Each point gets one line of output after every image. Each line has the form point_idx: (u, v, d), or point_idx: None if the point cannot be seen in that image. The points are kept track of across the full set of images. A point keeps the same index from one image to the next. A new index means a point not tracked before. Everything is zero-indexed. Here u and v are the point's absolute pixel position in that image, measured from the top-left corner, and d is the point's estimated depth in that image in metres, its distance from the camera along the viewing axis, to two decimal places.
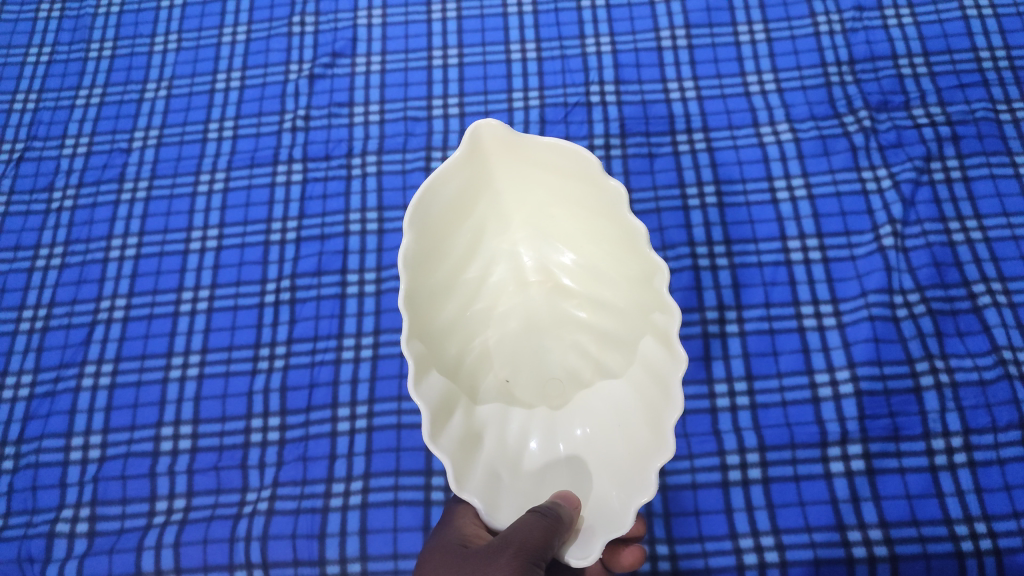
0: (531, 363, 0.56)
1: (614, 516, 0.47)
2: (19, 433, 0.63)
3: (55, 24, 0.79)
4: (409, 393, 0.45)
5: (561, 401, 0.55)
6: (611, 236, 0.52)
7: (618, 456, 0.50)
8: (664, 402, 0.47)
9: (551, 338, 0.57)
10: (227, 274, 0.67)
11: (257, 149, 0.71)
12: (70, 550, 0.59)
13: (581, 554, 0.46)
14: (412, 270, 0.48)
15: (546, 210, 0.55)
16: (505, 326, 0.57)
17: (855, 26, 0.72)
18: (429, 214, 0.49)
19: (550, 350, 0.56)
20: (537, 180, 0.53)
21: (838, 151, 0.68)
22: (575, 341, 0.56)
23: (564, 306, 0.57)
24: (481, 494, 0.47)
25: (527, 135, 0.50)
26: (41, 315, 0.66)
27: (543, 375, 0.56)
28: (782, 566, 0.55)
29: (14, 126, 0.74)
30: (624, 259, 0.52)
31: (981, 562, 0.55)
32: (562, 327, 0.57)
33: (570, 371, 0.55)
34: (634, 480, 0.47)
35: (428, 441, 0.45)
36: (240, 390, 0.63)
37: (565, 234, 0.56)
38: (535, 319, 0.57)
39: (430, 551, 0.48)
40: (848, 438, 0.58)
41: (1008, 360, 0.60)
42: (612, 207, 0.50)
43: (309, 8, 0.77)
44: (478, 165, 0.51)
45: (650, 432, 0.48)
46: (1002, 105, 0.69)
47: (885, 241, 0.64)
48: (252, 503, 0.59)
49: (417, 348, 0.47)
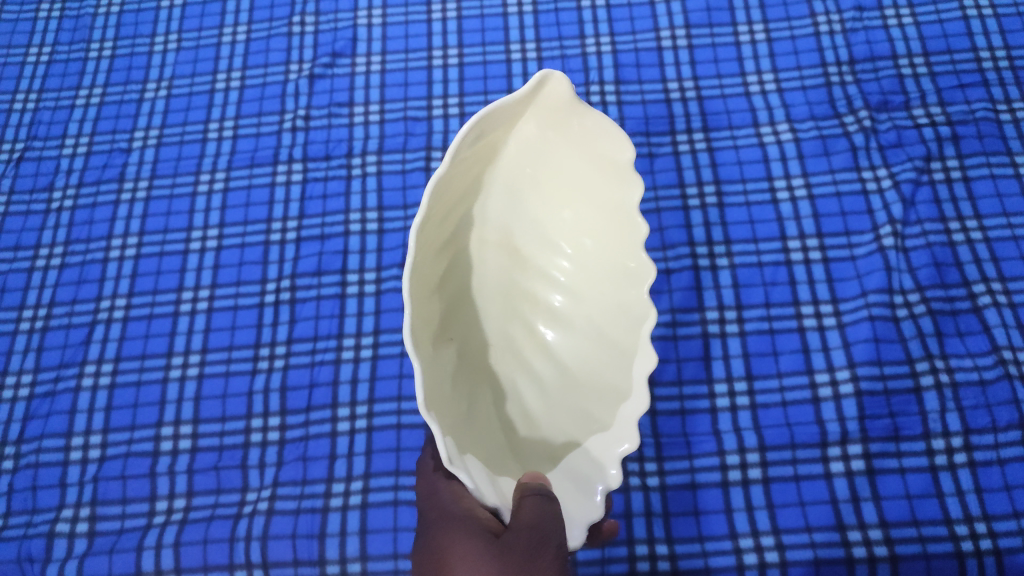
0: (469, 325, 0.50)
1: (575, 505, 0.45)
2: (18, 432, 0.63)
3: (55, 23, 0.79)
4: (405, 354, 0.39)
5: (489, 375, 0.49)
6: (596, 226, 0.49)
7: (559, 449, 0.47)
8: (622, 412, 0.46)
9: (496, 306, 0.50)
10: (227, 274, 0.67)
11: (257, 149, 0.71)
12: (70, 550, 0.59)
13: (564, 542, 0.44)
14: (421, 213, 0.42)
15: (538, 169, 0.49)
16: (452, 282, 0.49)
17: (855, 26, 0.72)
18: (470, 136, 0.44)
19: (490, 318, 0.50)
20: (552, 145, 0.48)
21: (838, 151, 0.68)
22: (518, 317, 0.51)
23: (519, 279, 0.51)
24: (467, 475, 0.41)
25: (585, 106, 0.47)
26: (41, 315, 0.66)
27: (478, 343, 0.50)
28: (782, 566, 0.55)
29: (14, 126, 0.74)
30: (602, 250, 0.48)
31: (981, 563, 0.54)
32: (507, 297, 0.51)
33: (505, 341, 0.50)
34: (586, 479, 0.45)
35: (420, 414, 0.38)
36: (240, 390, 0.63)
37: (542, 197, 0.50)
38: (485, 283, 0.50)
39: (440, 527, 0.43)
40: (848, 438, 0.58)
41: (1008, 360, 0.60)
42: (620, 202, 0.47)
43: (309, 7, 0.77)
44: (515, 108, 0.46)
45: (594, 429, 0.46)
46: (1003, 105, 0.69)
47: (885, 241, 0.64)
48: (252, 503, 0.59)
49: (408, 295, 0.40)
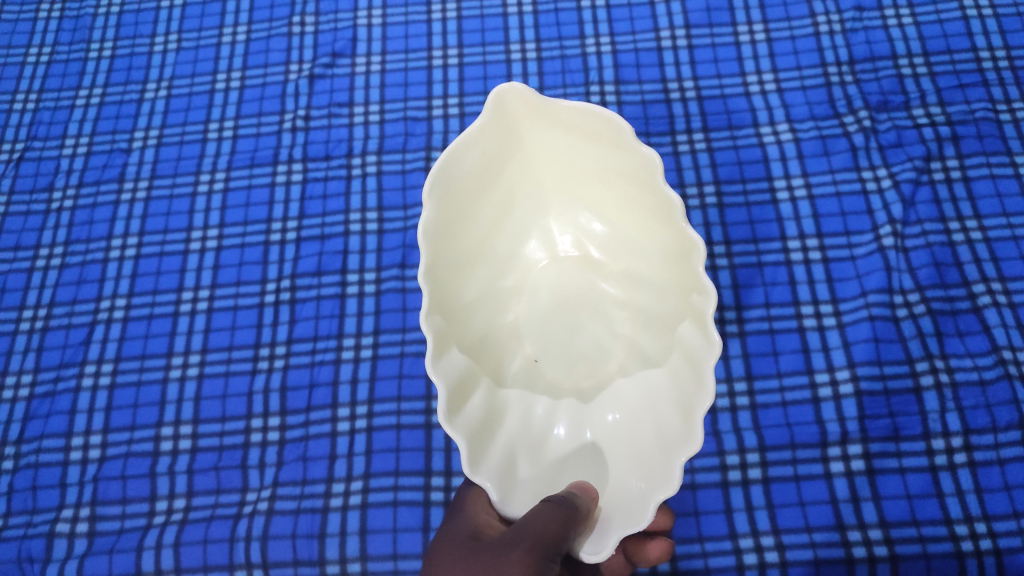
0: (559, 339, 0.55)
1: (630, 512, 0.46)
2: (18, 433, 0.63)
3: (55, 24, 0.79)
4: (427, 370, 0.45)
5: (591, 379, 0.54)
6: (648, 210, 0.51)
7: (644, 442, 0.50)
8: (695, 389, 0.45)
9: (586, 311, 0.56)
10: (227, 274, 0.67)
11: (257, 149, 0.71)
12: (70, 550, 0.59)
13: (595, 548, 0.45)
14: (434, 243, 0.48)
15: (573, 172, 0.54)
16: (533, 301, 0.56)
17: (855, 26, 0.72)
18: (445, 183, 0.48)
19: (579, 325, 0.56)
20: (569, 146, 0.52)
21: (838, 151, 0.68)
22: (606, 317, 0.56)
23: (602, 282, 0.56)
24: (495, 479, 0.47)
25: (555, 99, 0.48)
26: (41, 315, 0.66)
27: (572, 352, 0.55)
28: (782, 566, 0.55)
29: (15, 126, 0.74)
30: (660, 232, 0.51)
31: (981, 562, 0.55)
32: (597, 300, 0.56)
33: (596, 347, 0.55)
34: (658, 472, 0.46)
35: (443, 419, 0.44)
36: (240, 390, 0.63)
37: (595, 202, 0.55)
38: (566, 293, 0.57)
39: (441, 533, 0.50)
40: (848, 438, 0.58)
41: (1008, 360, 0.60)
42: (648, 174, 0.48)
43: (309, 8, 0.77)
44: (505, 130, 0.50)
45: (679, 422, 0.47)
46: (1003, 105, 0.69)
47: (884, 241, 0.64)
48: (252, 503, 0.59)
49: (439, 322, 0.47)
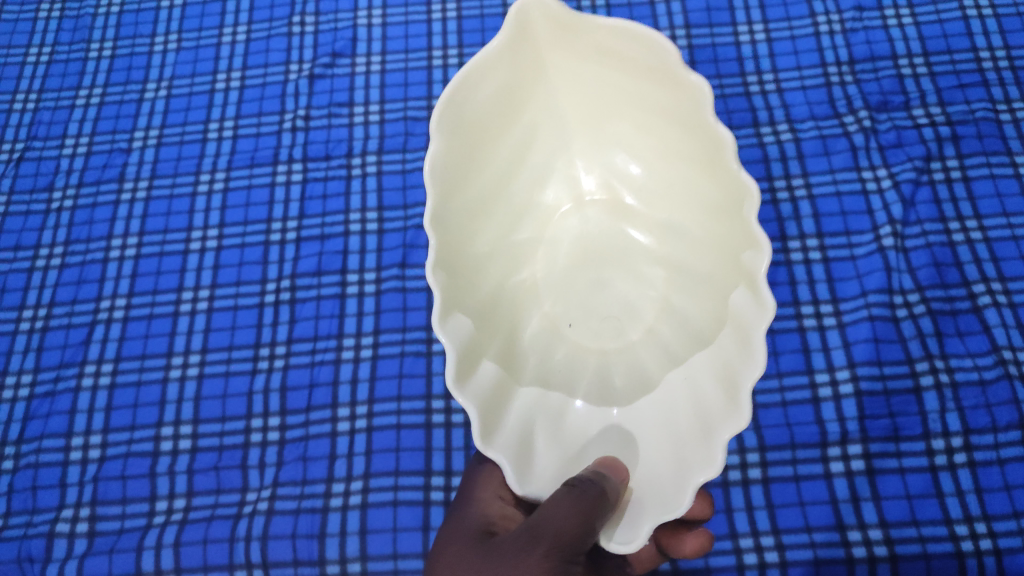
0: (585, 294, 0.55)
1: (664, 498, 0.44)
2: (19, 432, 0.63)
3: (55, 24, 0.78)
4: (433, 329, 0.43)
5: (618, 339, 0.54)
6: (686, 151, 0.50)
7: (680, 417, 0.48)
8: (741, 355, 0.44)
9: (615, 267, 0.56)
10: (227, 274, 0.67)
11: (257, 149, 0.71)
12: (71, 550, 0.59)
13: (626, 538, 0.43)
14: (450, 180, 0.47)
15: (605, 109, 0.53)
16: (556, 250, 0.56)
17: (855, 26, 0.72)
18: (459, 119, 0.47)
19: (609, 280, 0.55)
20: (602, 76, 0.51)
21: (838, 150, 0.68)
22: (638, 273, 0.55)
23: (630, 232, 0.56)
24: (508, 455, 0.46)
25: (585, 17, 0.46)
26: (41, 315, 0.66)
27: (597, 309, 0.55)
28: (782, 566, 0.55)
29: (15, 126, 0.74)
30: (700, 178, 0.50)
31: (981, 562, 0.55)
32: (627, 254, 0.56)
33: (625, 305, 0.54)
34: (696, 452, 0.45)
35: (451, 384, 0.43)
36: (241, 389, 0.63)
37: (627, 141, 0.54)
38: (592, 243, 0.56)
39: (449, 525, 0.50)
40: (848, 438, 0.58)
41: (1008, 360, 0.60)
42: (687, 112, 0.47)
43: (310, 7, 0.77)
44: (528, 55, 0.49)
45: (720, 395, 0.45)
46: (1002, 105, 0.68)
47: (885, 241, 0.64)
48: (252, 503, 0.59)
49: (452, 268, 0.47)
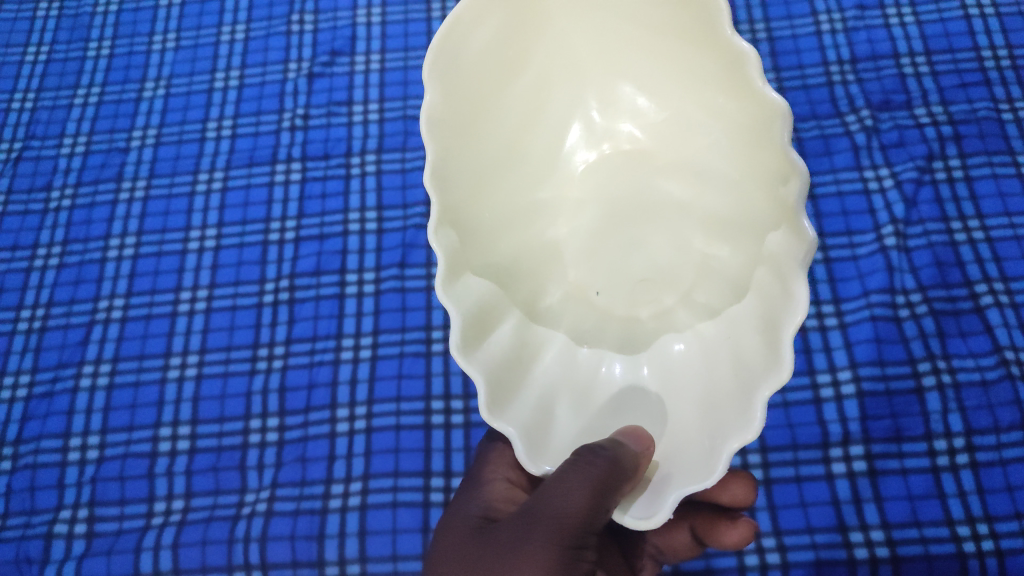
0: (611, 258, 0.53)
1: (695, 469, 0.41)
2: (16, 433, 0.62)
3: (53, 23, 0.78)
4: (436, 293, 0.42)
5: (653, 304, 0.51)
6: (707, 83, 0.47)
7: (710, 382, 0.45)
8: (787, 300, 0.40)
9: (644, 225, 0.53)
10: (225, 274, 0.67)
11: (255, 149, 0.71)
12: (69, 551, 0.58)
13: (644, 514, 0.41)
14: (456, 129, 0.46)
15: (617, 46, 0.51)
16: (578, 212, 0.54)
17: (857, 25, 0.72)
18: (459, 60, 0.46)
19: (638, 242, 0.53)
20: (616, 14, 0.49)
21: (840, 150, 0.67)
22: (670, 231, 0.52)
23: (658, 185, 0.53)
24: (521, 427, 0.44)
25: None
26: (39, 315, 0.66)
27: (625, 274, 0.52)
28: (784, 567, 0.55)
29: (12, 125, 0.74)
30: (724, 111, 0.46)
31: (983, 563, 0.54)
32: (658, 207, 0.53)
33: (656, 268, 0.52)
34: (728, 417, 0.42)
35: (455, 352, 0.41)
36: (239, 390, 0.62)
37: (648, 85, 0.52)
38: (619, 203, 0.54)
39: (452, 509, 0.49)
40: (850, 439, 0.58)
41: (1011, 360, 0.59)
42: (708, 30, 0.44)
43: (309, 6, 0.77)
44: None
45: (757, 354, 0.42)
46: (1005, 104, 0.68)
47: (887, 241, 0.63)
48: (250, 504, 0.59)
49: (459, 219, 0.46)
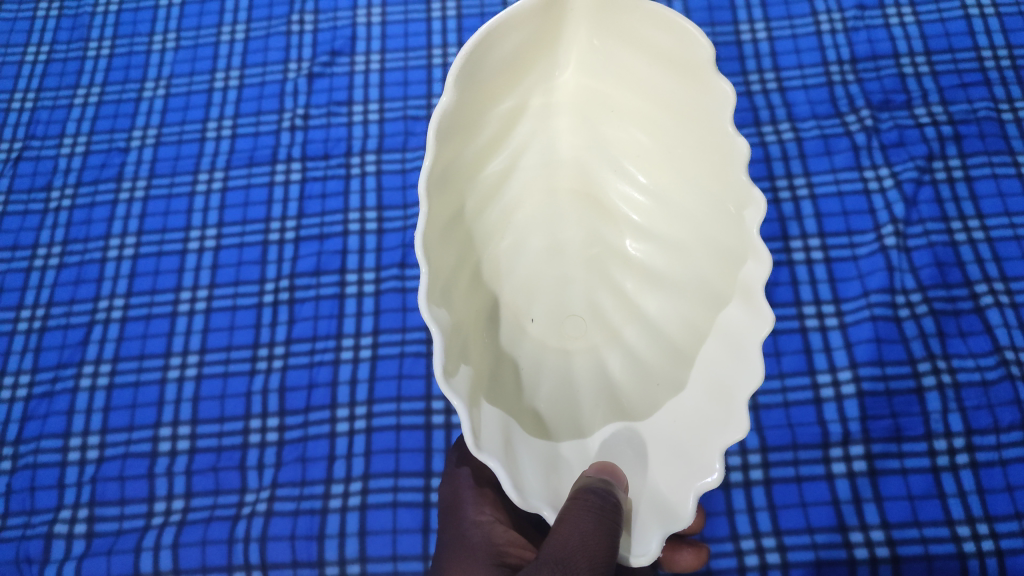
0: (551, 289, 0.54)
1: (668, 507, 0.43)
2: (16, 433, 0.62)
3: (53, 23, 0.78)
4: (421, 311, 0.41)
5: (582, 339, 0.53)
6: (684, 153, 0.48)
7: (667, 420, 0.47)
8: (734, 365, 0.43)
9: (585, 265, 0.54)
10: (225, 274, 0.67)
11: (255, 148, 0.71)
12: (69, 551, 0.58)
13: (642, 551, 0.43)
14: (445, 139, 0.45)
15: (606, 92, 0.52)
16: (526, 237, 0.54)
17: (857, 25, 0.72)
18: (475, 72, 0.46)
19: (575, 280, 0.54)
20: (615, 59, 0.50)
21: (840, 150, 0.67)
22: (609, 276, 0.54)
23: (607, 231, 0.54)
24: (498, 457, 0.43)
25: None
26: (39, 316, 0.66)
27: (562, 308, 0.53)
28: (783, 567, 0.55)
29: (12, 125, 0.73)
30: (691, 177, 0.48)
31: (983, 563, 0.54)
32: (601, 251, 0.54)
33: (590, 308, 0.53)
34: (690, 456, 0.43)
35: (440, 378, 0.40)
36: (239, 390, 0.62)
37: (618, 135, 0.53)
38: (565, 238, 0.54)
39: (453, 558, 0.51)
40: (850, 439, 0.58)
41: (1010, 361, 0.59)
42: (707, 110, 0.45)
43: (309, 6, 0.77)
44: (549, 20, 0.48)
45: (712, 401, 0.44)
46: (1004, 105, 0.68)
47: (887, 241, 0.63)
48: (251, 504, 0.59)
49: (434, 235, 0.45)
